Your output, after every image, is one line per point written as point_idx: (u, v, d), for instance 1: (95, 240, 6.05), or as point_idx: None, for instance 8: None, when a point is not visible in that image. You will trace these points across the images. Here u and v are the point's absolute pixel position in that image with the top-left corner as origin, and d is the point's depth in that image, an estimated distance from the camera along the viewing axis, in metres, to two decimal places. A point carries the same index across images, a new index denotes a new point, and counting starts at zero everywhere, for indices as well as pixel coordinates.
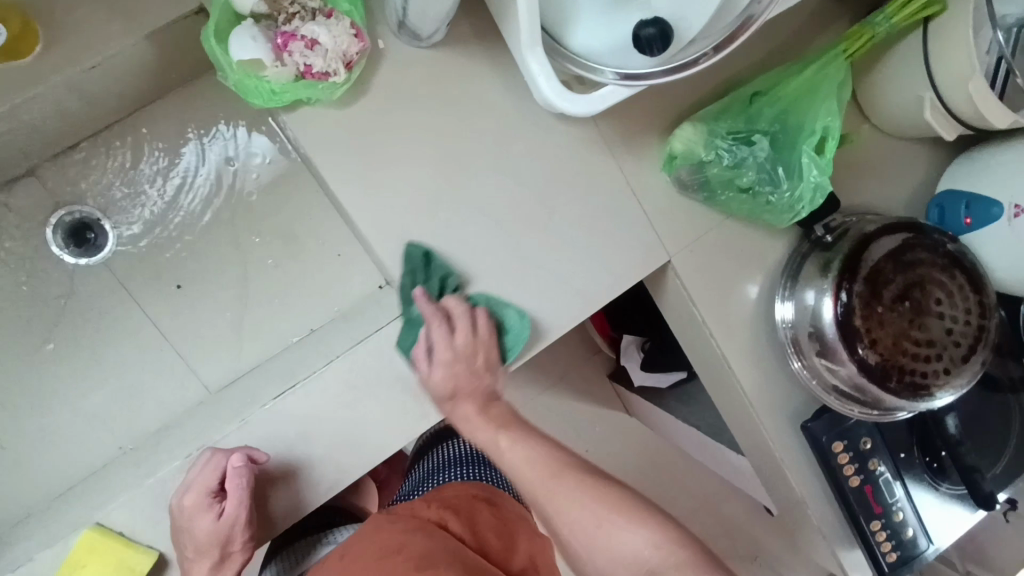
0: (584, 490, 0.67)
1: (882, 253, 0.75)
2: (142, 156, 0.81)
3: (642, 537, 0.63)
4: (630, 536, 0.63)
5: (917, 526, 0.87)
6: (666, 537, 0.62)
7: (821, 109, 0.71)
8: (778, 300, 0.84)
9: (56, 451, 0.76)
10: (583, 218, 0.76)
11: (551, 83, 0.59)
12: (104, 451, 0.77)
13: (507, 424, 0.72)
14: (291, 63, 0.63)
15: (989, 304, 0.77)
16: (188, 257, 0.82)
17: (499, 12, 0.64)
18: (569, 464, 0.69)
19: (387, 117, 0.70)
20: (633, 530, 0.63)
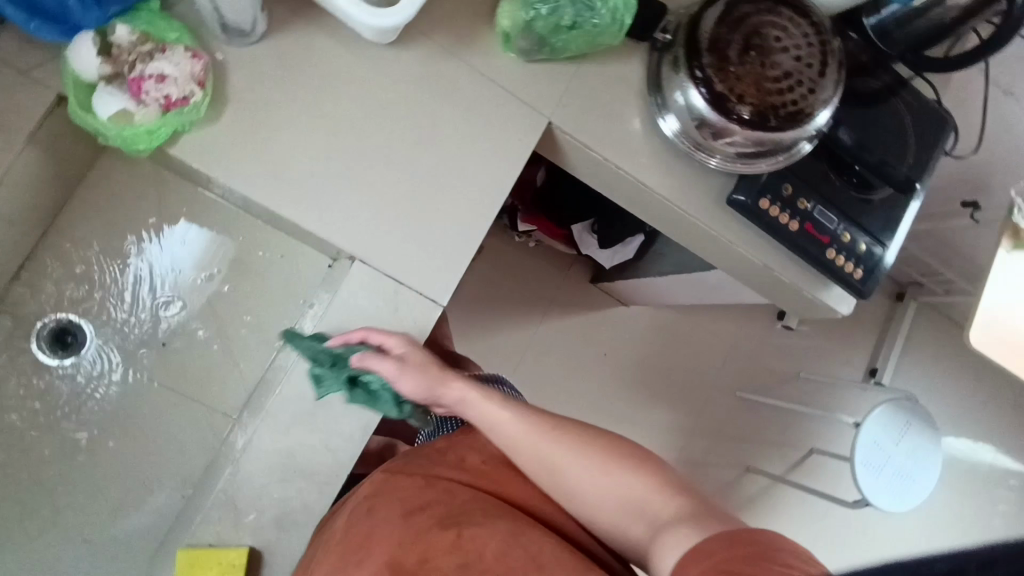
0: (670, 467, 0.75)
1: (712, 24, 0.84)
2: (90, 257, 0.85)
3: (638, 485, 0.73)
4: (621, 486, 0.74)
5: (867, 238, 0.97)
6: (634, 494, 0.73)
7: None
8: (657, 120, 0.92)
9: (129, 527, 0.83)
10: (464, 118, 0.85)
11: (362, 11, 0.68)
12: (170, 506, 0.85)
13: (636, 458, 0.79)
14: (152, 102, 0.70)
15: (818, 21, 0.86)
16: (168, 325, 0.87)
17: None
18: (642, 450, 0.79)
19: (261, 113, 0.77)
20: (630, 481, 0.74)
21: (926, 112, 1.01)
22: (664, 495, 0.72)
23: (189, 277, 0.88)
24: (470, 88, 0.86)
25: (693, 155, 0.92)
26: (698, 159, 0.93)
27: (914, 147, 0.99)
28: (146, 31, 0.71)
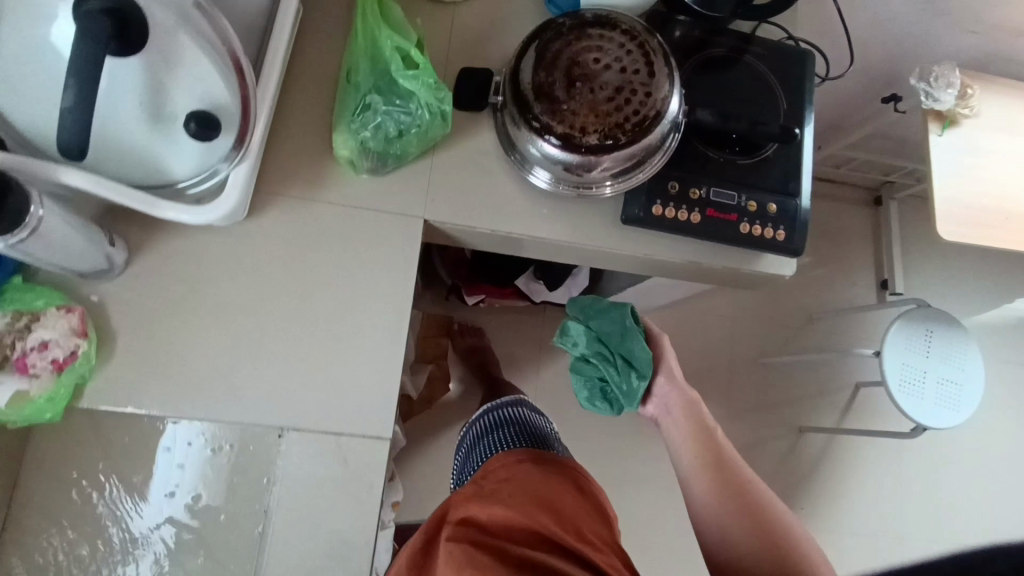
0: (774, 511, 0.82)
1: (530, 73, 0.85)
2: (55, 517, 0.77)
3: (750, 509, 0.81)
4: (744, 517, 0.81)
5: (773, 194, 0.94)
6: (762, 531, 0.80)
7: (383, 39, 0.80)
8: (528, 176, 0.92)
9: None
10: (341, 252, 0.87)
11: (196, 215, 0.71)
12: None
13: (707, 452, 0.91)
14: (43, 371, 0.72)
15: (629, 26, 0.87)
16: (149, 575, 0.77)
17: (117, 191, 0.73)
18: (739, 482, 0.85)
19: (151, 330, 0.80)
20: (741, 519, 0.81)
21: (777, 52, 0.99)
22: (720, 497, 0.81)
23: (171, 502, 0.78)
24: (335, 222, 0.88)
25: (578, 194, 0.92)
26: (593, 194, 0.92)
27: (782, 93, 0.98)
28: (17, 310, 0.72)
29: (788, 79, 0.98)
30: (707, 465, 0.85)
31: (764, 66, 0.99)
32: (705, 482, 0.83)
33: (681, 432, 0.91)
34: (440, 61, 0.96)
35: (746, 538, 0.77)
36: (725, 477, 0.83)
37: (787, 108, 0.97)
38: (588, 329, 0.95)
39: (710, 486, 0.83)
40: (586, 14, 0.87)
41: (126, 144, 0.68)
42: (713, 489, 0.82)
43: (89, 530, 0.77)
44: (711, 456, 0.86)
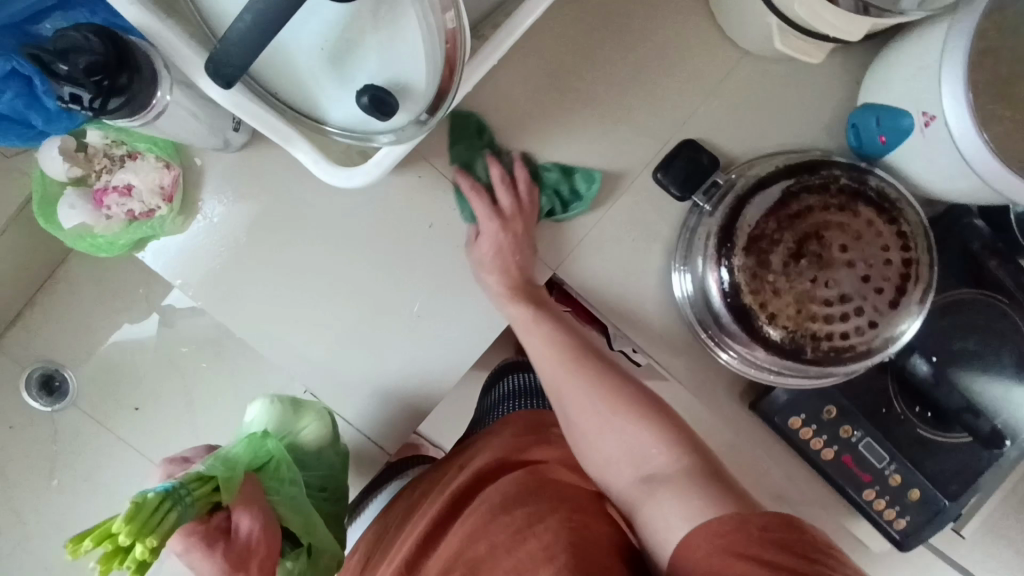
0: (589, 381, 0.72)
1: (757, 216, 0.67)
2: None
3: (643, 437, 0.68)
4: (632, 432, 0.69)
5: (927, 485, 0.78)
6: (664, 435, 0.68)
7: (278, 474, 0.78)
8: (676, 286, 0.76)
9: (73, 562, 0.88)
10: (450, 258, 0.76)
11: (322, 166, 0.60)
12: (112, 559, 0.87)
13: (534, 306, 0.75)
14: (115, 214, 0.68)
15: (912, 229, 0.65)
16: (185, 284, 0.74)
17: (257, 91, 0.57)
18: (585, 354, 0.75)
19: (221, 169, 0.72)
20: (635, 428, 0.69)
21: None
22: (616, 408, 0.70)
23: (232, 247, 0.73)
24: (462, 229, 0.76)
25: (734, 365, 0.75)
26: (721, 356, 0.75)
27: None
28: (117, 138, 0.67)
29: None
30: (584, 374, 0.73)
31: None
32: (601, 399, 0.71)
33: (517, 314, 0.74)
34: (680, 115, 0.76)
35: (662, 471, 0.66)
36: (595, 373, 0.73)
37: None
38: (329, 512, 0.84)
39: (647, 426, 0.68)
40: (870, 183, 0.66)
41: (291, 61, 0.54)
42: (585, 378, 0.73)
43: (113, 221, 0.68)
44: (588, 366, 0.73)
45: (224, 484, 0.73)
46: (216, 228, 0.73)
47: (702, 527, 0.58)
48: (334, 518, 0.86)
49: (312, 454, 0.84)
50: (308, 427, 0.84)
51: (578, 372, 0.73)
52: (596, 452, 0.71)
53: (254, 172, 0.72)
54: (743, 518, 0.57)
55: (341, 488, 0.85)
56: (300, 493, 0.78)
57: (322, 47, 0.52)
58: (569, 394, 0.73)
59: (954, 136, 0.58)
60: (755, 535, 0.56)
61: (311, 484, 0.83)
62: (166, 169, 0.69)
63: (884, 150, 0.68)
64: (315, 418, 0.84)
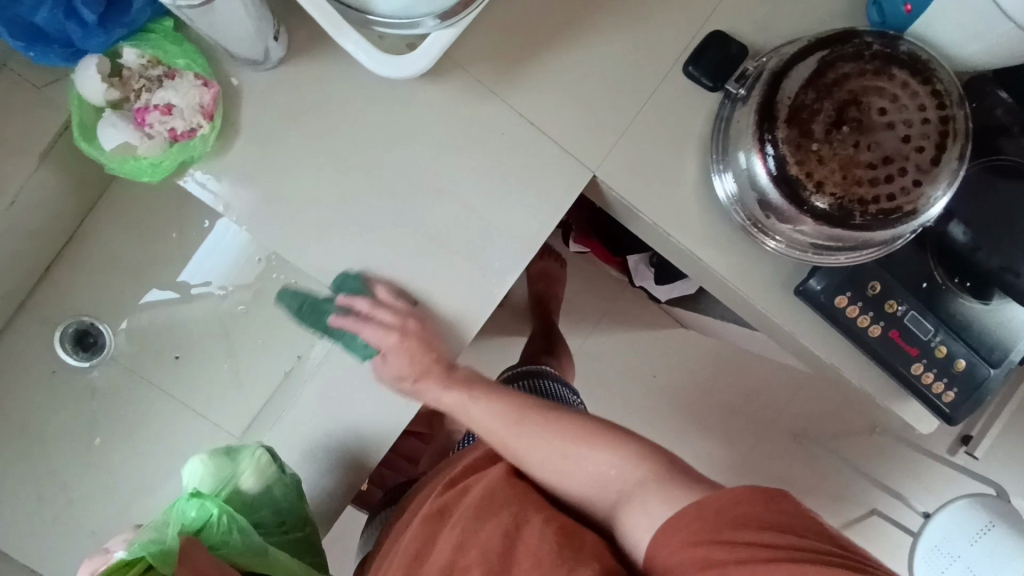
0: (549, 437, 0.78)
1: (796, 88, 0.69)
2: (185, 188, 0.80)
3: (594, 462, 0.75)
4: (586, 464, 0.75)
5: (970, 356, 0.79)
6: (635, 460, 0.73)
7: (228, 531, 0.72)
8: (714, 178, 0.78)
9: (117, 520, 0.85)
10: (491, 164, 0.76)
11: (372, 58, 0.61)
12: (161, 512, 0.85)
13: (516, 415, 0.80)
14: (157, 134, 0.67)
15: (947, 90, 0.67)
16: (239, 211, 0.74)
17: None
18: (596, 434, 0.77)
19: (259, 88, 0.71)
20: (594, 459, 0.75)
21: None
22: (607, 457, 0.74)
23: (272, 167, 0.73)
24: (501, 135, 0.76)
25: (779, 247, 0.76)
26: (769, 243, 0.76)
27: None
28: (154, 55, 0.66)
29: None
30: (577, 441, 0.76)
31: None
32: (601, 454, 0.75)
33: (497, 420, 0.80)
34: (705, 7, 0.77)
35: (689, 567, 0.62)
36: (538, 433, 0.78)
37: None
38: (295, 541, 0.80)
39: (591, 453, 0.75)
40: (900, 48, 0.68)
41: None
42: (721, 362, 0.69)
43: (156, 141, 0.67)
44: (602, 440, 0.76)
45: (157, 559, 0.64)
46: (257, 150, 0.73)
47: (728, 495, 0.62)
48: (302, 542, 0.80)
49: (259, 496, 0.76)
50: (246, 472, 0.76)
51: (522, 433, 0.78)
52: (574, 477, 0.76)
53: (291, 90, 0.72)
54: (760, 495, 0.62)
55: (302, 515, 0.79)
56: (253, 539, 0.73)
57: None
58: (512, 443, 0.78)
59: None
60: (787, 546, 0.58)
61: (266, 524, 0.77)
62: (201, 83, 0.68)
63: (910, 19, 0.71)
64: (251, 465, 0.76)
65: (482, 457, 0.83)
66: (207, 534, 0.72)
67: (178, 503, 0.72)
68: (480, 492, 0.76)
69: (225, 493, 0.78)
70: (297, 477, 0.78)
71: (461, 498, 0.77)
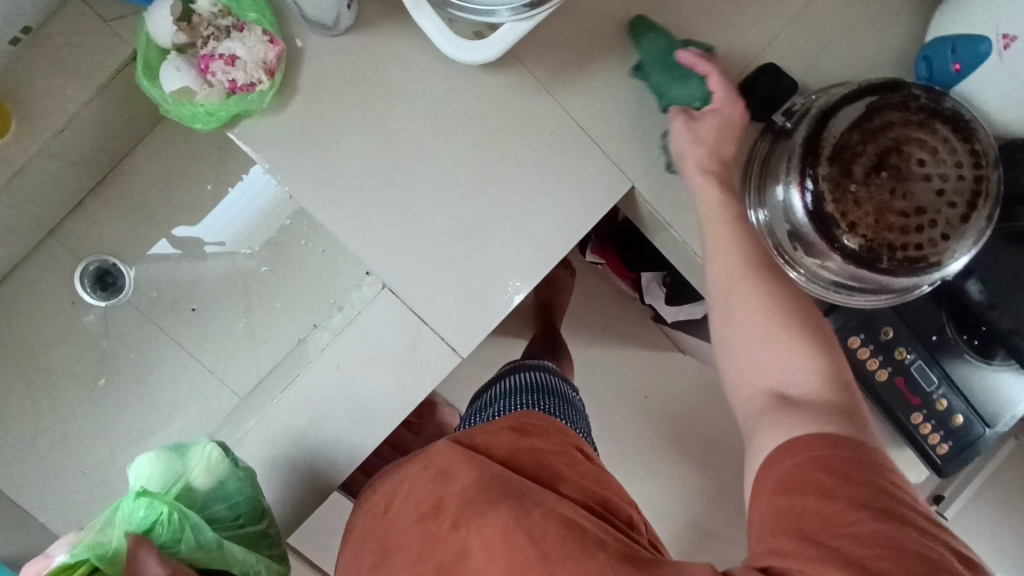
0: (750, 297, 0.70)
1: (842, 130, 0.71)
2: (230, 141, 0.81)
3: (793, 365, 0.66)
4: (788, 362, 0.66)
5: (968, 412, 0.82)
6: (823, 363, 0.66)
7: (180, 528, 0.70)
8: (748, 206, 0.79)
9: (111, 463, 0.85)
10: (535, 162, 0.78)
11: (444, 36, 0.62)
12: None
13: (752, 260, 0.72)
14: (217, 83, 0.68)
15: (985, 151, 0.70)
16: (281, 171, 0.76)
17: None
18: (799, 314, 0.68)
19: (322, 54, 0.72)
20: (796, 359, 0.66)
21: None
22: (804, 356, 0.66)
23: (323, 133, 0.74)
24: (549, 135, 0.78)
25: (803, 281, 0.78)
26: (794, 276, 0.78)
27: None
28: (226, 6, 0.68)
29: None
30: (750, 285, 0.70)
31: None
32: (789, 343, 0.67)
33: (725, 261, 0.72)
34: (761, 39, 0.79)
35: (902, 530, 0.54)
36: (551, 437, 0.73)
37: None
38: (254, 539, 0.77)
39: (792, 341, 0.67)
40: (946, 106, 0.71)
41: None
42: (764, 305, 0.69)
43: (215, 89, 0.68)
44: (795, 325, 0.68)
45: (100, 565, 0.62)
46: (310, 114, 0.73)
47: (784, 448, 0.59)
48: (262, 537, 0.77)
49: (213, 491, 0.74)
50: (198, 468, 0.74)
51: (745, 291, 0.70)
52: (751, 369, 0.69)
53: (352, 60, 0.73)
54: (843, 442, 0.58)
55: (260, 507, 0.76)
56: (207, 536, 0.71)
57: None
58: (738, 297, 0.70)
59: None
60: (854, 484, 0.55)
61: (222, 518, 0.75)
62: (267, 39, 0.68)
63: (957, 79, 0.74)
64: (202, 462, 0.74)
65: (449, 457, 0.80)
66: (157, 531, 0.70)
67: (124, 502, 0.69)
68: (468, 486, 0.76)
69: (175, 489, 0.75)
70: (252, 471, 0.76)
71: (451, 494, 0.76)
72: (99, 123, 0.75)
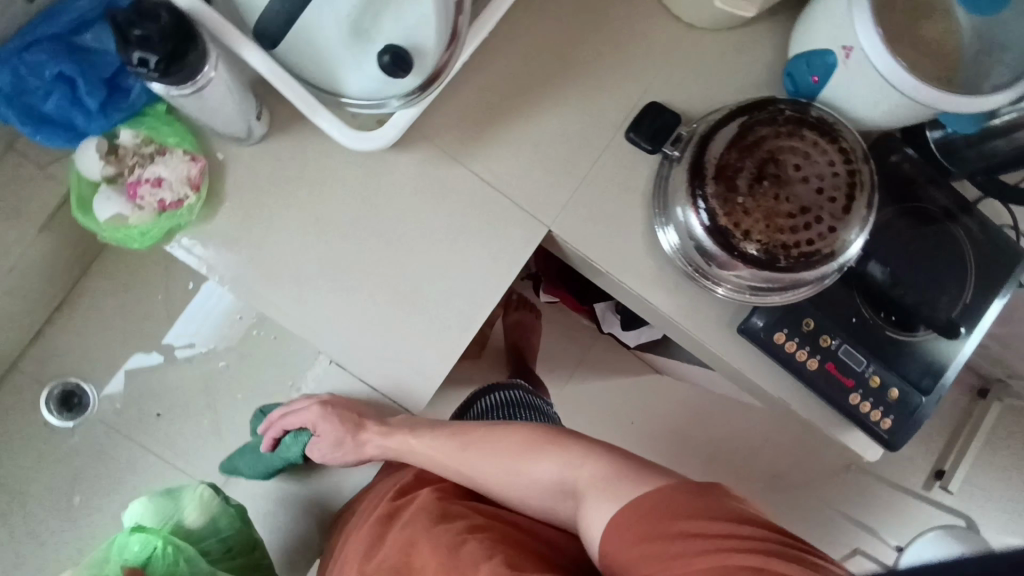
0: (476, 434, 0.80)
1: (721, 150, 0.78)
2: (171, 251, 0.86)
3: (557, 461, 0.73)
4: (548, 460, 0.74)
5: (901, 384, 0.86)
6: (581, 454, 0.72)
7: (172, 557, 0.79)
8: (658, 230, 0.85)
9: None
10: (457, 224, 0.84)
11: (344, 133, 0.69)
12: None
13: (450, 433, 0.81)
14: (147, 204, 0.74)
15: (852, 147, 0.76)
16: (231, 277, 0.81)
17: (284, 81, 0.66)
18: (553, 438, 0.76)
19: (242, 161, 0.79)
20: (555, 455, 0.73)
21: (1012, 240, 0.89)
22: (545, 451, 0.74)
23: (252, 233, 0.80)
24: (463, 198, 0.84)
25: (720, 290, 0.84)
26: (713, 287, 0.84)
27: (973, 286, 0.86)
28: (145, 134, 0.74)
29: (1004, 282, 0.87)
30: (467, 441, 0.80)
31: (970, 245, 0.87)
32: (544, 451, 0.74)
33: (442, 446, 0.80)
34: (642, 80, 0.87)
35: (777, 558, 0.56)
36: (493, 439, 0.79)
37: (986, 311, 0.86)
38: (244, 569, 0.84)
39: (552, 455, 0.74)
40: (810, 113, 0.78)
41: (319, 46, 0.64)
42: (559, 458, 0.73)
43: (147, 211, 0.74)
44: (485, 436, 0.79)
45: None
46: (238, 218, 0.79)
47: (623, 515, 0.62)
48: (255, 567, 0.85)
49: (205, 527, 0.84)
50: (190, 508, 0.84)
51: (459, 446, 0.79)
52: (508, 478, 0.76)
53: (271, 161, 0.80)
54: (680, 491, 0.61)
55: (249, 541, 0.85)
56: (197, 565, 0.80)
57: (342, 25, 0.61)
58: (472, 462, 0.78)
59: (869, 56, 0.71)
60: (715, 525, 0.58)
61: (213, 552, 0.83)
62: (189, 158, 0.75)
63: (817, 88, 0.81)
64: (196, 502, 0.85)
65: (414, 478, 0.84)
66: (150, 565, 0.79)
67: (121, 538, 0.79)
68: (422, 505, 0.77)
69: (168, 526, 0.84)
70: (240, 509, 0.87)
71: (410, 504, 0.79)
72: (44, 255, 0.81)
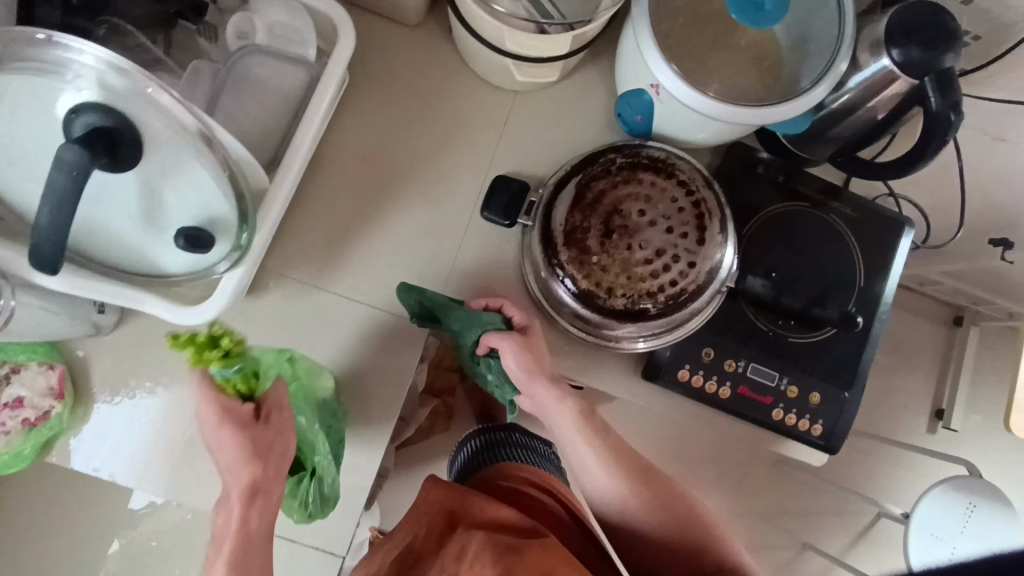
0: (638, 489, 0.79)
1: (565, 214, 0.76)
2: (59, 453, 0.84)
3: (658, 520, 0.78)
4: (639, 506, 0.78)
5: (821, 385, 0.84)
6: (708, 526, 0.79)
7: (304, 400, 0.76)
8: (537, 301, 0.83)
9: None
10: (336, 350, 0.82)
11: (171, 314, 0.68)
12: None
13: (615, 457, 0.79)
14: (14, 427, 0.74)
15: (690, 178, 0.76)
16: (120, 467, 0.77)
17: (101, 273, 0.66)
18: (644, 467, 0.81)
19: (101, 350, 0.77)
20: (647, 509, 0.78)
21: (890, 210, 0.87)
22: (670, 530, 0.77)
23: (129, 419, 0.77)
24: (334, 323, 0.82)
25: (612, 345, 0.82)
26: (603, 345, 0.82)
27: (864, 269, 0.84)
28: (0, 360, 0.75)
29: (892, 255, 0.85)
30: (629, 486, 0.79)
31: (848, 229, 0.85)
32: (643, 495, 0.79)
33: (568, 427, 0.78)
34: (483, 157, 0.87)
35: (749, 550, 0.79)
36: (653, 487, 0.80)
37: (883, 290, 0.84)
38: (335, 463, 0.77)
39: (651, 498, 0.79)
40: (642, 154, 0.77)
41: (121, 237, 0.63)
42: (675, 534, 0.77)
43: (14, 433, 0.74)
44: (644, 478, 0.80)
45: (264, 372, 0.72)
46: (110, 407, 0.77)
47: None
48: (323, 493, 0.77)
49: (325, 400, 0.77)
50: (320, 382, 0.78)
51: (630, 491, 0.78)
52: (607, 502, 0.80)
53: (130, 342, 0.78)
54: None
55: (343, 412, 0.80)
56: (317, 430, 0.75)
57: (133, 217, 0.60)
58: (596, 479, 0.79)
59: (673, 90, 0.70)
60: None
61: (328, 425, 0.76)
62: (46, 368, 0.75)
63: (646, 125, 0.80)
64: (320, 377, 0.78)
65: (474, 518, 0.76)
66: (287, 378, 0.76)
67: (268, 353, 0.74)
68: (480, 547, 0.69)
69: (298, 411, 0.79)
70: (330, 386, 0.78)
71: (475, 539, 0.71)
72: None
